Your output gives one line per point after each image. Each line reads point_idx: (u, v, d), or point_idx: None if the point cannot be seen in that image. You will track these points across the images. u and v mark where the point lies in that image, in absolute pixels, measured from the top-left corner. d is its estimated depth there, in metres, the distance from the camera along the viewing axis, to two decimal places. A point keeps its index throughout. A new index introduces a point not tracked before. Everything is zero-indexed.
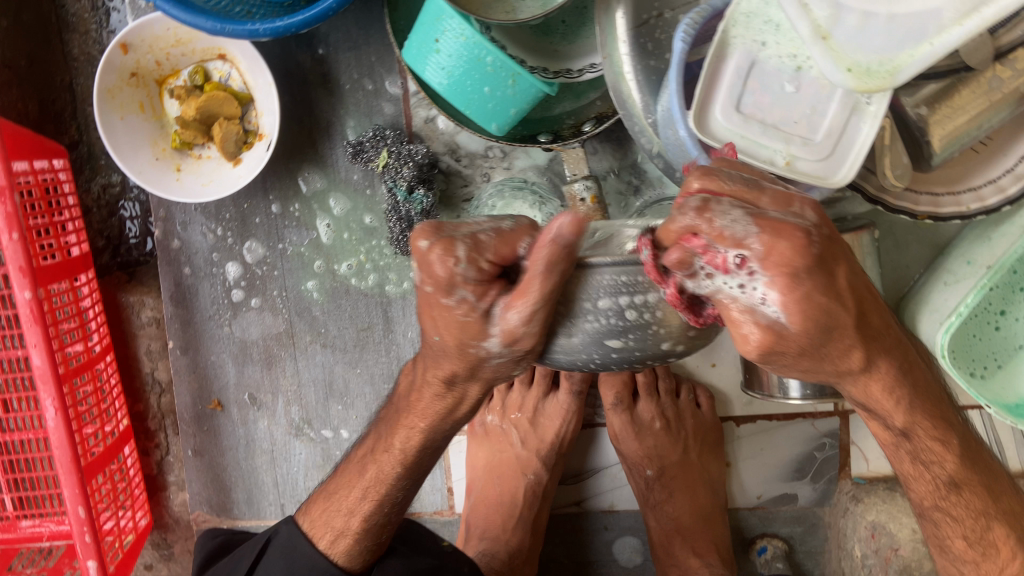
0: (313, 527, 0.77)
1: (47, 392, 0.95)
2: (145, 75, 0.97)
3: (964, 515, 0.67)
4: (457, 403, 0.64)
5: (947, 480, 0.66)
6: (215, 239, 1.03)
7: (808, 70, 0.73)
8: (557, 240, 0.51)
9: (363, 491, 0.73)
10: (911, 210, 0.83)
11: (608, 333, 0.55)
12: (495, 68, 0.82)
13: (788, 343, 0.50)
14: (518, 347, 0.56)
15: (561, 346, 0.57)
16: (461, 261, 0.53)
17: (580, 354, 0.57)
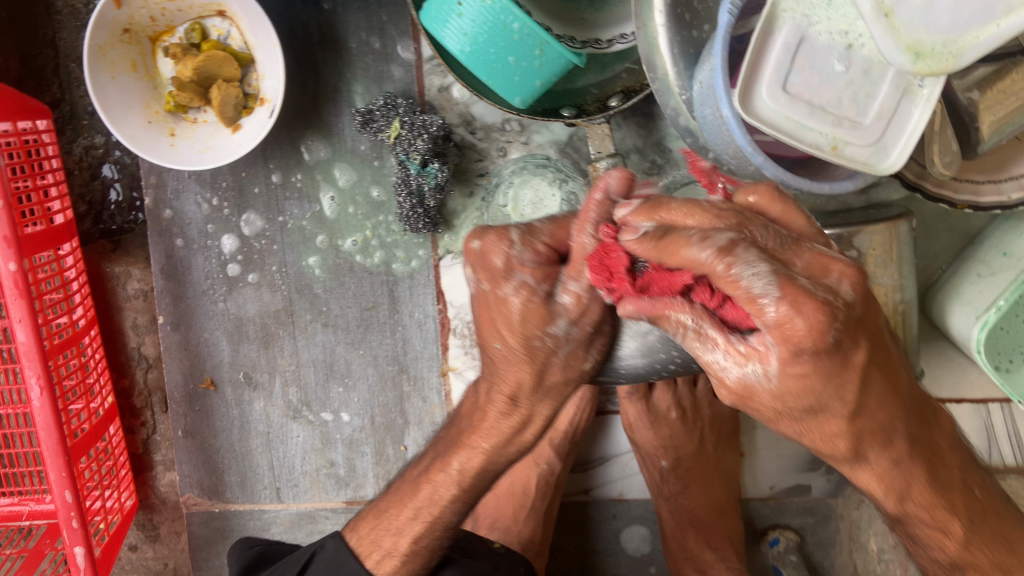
0: (361, 544, 0.73)
1: (31, 369, 0.89)
2: (138, 31, 0.90)
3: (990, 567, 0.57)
4: (526, 422, 0.61)
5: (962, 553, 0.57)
6: (209, 209, 0.97)
7: (860, 48, 0.66)
8: (607, 198, 0.53)
9: (415, 511, 0.69)
10: (950, 199, 0.80)
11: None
12: (521, 36, 0.77)
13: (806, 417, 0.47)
14: (584, 321, 0.55)
15: (638, 346, 0.56)
16: (517, 244, 0.55)
17: (659, 354, 0.55)
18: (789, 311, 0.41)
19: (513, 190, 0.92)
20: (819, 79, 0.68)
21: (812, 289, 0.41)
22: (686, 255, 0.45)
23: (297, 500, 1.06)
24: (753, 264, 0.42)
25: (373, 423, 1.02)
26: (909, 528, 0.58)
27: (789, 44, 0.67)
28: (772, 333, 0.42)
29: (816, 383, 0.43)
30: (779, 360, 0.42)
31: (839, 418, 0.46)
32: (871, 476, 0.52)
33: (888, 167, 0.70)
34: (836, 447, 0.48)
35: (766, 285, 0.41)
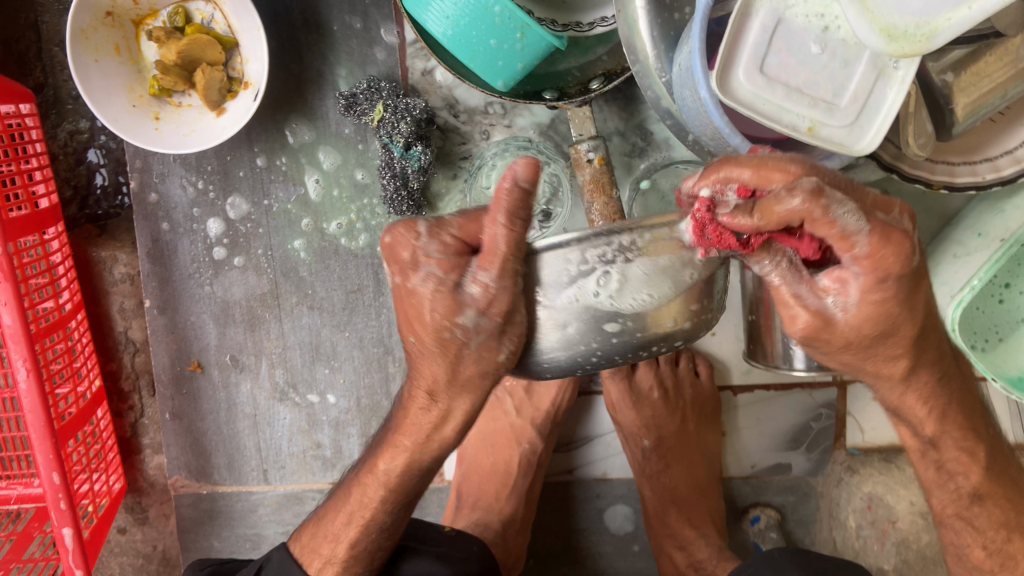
0: (302, 553, 0.76)
1: (17, 351, 0.90)
2: (121, 15, 0.90)
3: (987, 526, 0.65)
4: (443, 418, 0.63)
5: (969, 491, 0.65)
6: (195, 193, 0.98)
7: (836, 30, 0.68)
8: (516, 187, 0.51)
9: (349, 517, 0.72)
10: (927, 179, 0.81)
11: (607, 317, 0.54)
12: (503, 19, 0.77)
13: (834, 333, 0.54)
14: (495, 311, 0.54)
15: (557, 340, 0.56)
16: (424, 235, 0.54)
17: (577, 347, 0.56)
18: (871, 249, 0.48)
19: (496, 172, 0.91)
20: (796, 61, 0.69)
21: (892, 223, 0.49)
22: (784, 211, 0.47)
23: (284, 481, 1.07)
24: (846, 203, 0.47)
25: (359, 404, 1.03)
26: (940, 458, 0.64)
27: (766, 27, 0.67)
28: (862, 266, 0.50)
29: (894, 306, 0.52)
30: (860, 290, 0.51)
31: (903, 341, 0.55)
32: (917, 400, 0.61)
33: (864, 147, 0.71)
34: (896, 367, 0.58)
35: (859, 223, 0.47)
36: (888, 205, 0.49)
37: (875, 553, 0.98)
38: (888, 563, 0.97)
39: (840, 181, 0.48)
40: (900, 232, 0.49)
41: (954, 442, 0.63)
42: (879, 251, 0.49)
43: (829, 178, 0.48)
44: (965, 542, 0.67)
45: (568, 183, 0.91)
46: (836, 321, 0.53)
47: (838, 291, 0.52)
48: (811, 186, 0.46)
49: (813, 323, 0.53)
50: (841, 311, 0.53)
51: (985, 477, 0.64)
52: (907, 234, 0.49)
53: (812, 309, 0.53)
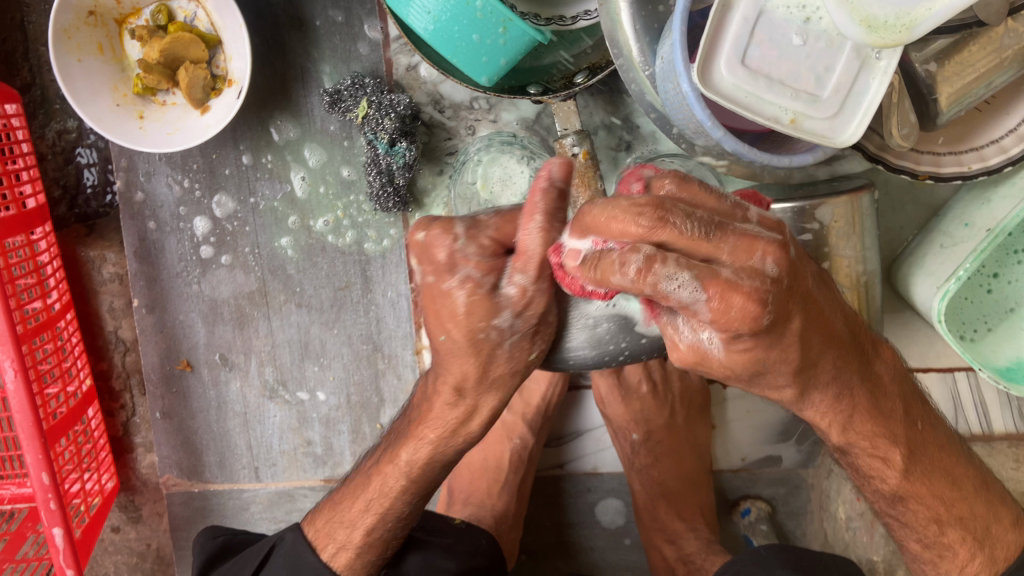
0: (318, 536, 0.75)
1: (5, 352, 0.90)
2: (103, 13, 0.90)
3: (916, 521, 0.65)
4: (470, 412, 0.63)
5: (891, 492, 0.64)
6: (181, 191, 0.97)
7: (818, 22, 0.67)
8: (551, 184, 0.52)
9: (368, 504, 0.72)
10: (912, 170, 0.81)
11: (644, 315, 0.56)
12: (485, 14, 0.77)
13: (714, 366, 0.50)
14: (529, 313, 0.56)
15: (588, 337, 0.58)
16: (461, 238, 0.55)
17: (609, 347, 0.58)
18: (718, 307, 0.44)
19: (483, 168, 0.89)
20: (777, 53, 0.68)
21: (739, 278, 0.44)
22: (620, 281, 0.44)
23: (275, 479, 1.07)
24: (676, 275, 0.43)
25: (349, 401, 1.03)
26: (853, 460, 0.64)
27: (747, 19, 0.67)
28: (717, 326, 0.45)
29: (762, 350, 0.48)
30: (723, 340, 0.47)
31: (785, 373, 0.51)
32: (817, 413, 0.58)
33: (848, 139, 0.70)
34: (785, 393, 0.54)
35: (691, 292, 0.43)
36: (749, 252, 0.44)
37: (864, 544, 0.94)
38: (878, 553, 0.91)
39: (695, 229, 0.43)
40: (750, 285, 0.44)
41: (869, 448, 0.62)
42: (724, 309, 0.44)
43: (684, 234, 0.43)
44: (902, 535, 0.67)
45: None
46: (711, 356, 0.49)
47: (706, 329, 0.47)
48: (650, 227, 0.43)
49: (692, 356, 0.50)
50: (718, 347, 0.48)
51: (905, 479, 0.63)
52: (762, 278, 0.44)
53: (688, 346, 0.49)
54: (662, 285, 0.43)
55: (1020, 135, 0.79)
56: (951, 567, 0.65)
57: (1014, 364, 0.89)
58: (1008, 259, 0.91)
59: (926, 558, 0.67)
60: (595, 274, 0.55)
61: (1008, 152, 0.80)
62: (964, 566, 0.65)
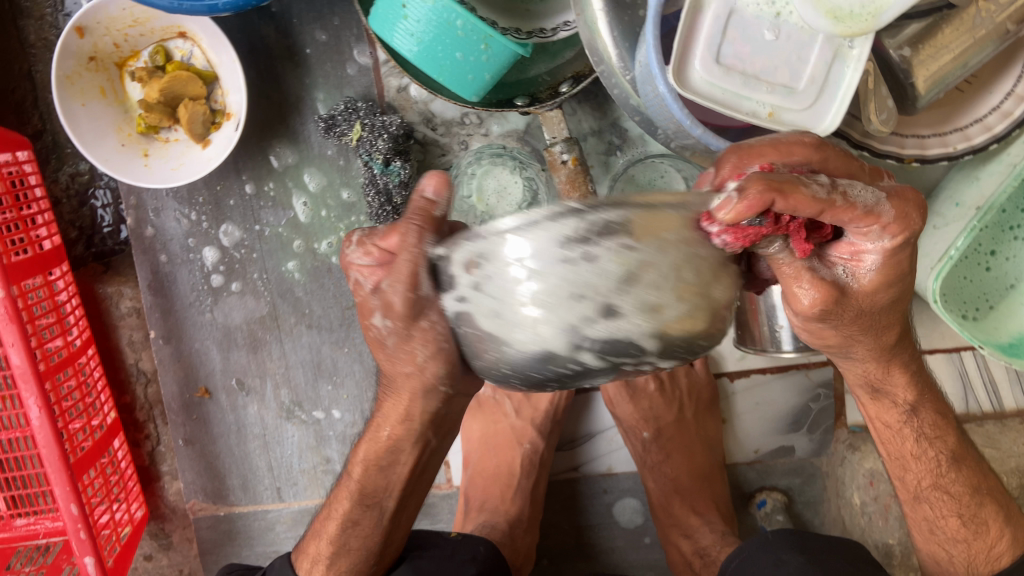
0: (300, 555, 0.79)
1: (29, 390, 0.94)
2: (104, 58, 0.94)
3: (961, 491, 0.69)
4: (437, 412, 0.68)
5: (948, 455, 0.70)
6: (189, 224, 1.01)
7: (789, 17, 0.68)
8: (423, 199, 0.55)
9: (329, 514, 0.76)
10: (897, 154, 0.80)
11: (564, 316, 0.44)
12: (466, 32, 0.80)
13: (847, 300, 0.59)
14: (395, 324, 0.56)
15: (479, 333, 0.48)
16: (355, 246, 0.60)
17: (492, 342, 0.48)
18: (895, 212, 0.52)
19: (476, 181, 0.93)
20: (752, 49, 0.69)
21: (900, 187, 0.54)
22: (799, 198, 0.48)
23: (298, 497, 1.10)
24: (857, 183, 0.51)
25: (364, 417, 1.06)
26: (918, 428, 0.70)
27: (719, 16, 0.68)
28: (891, 231, 0.53)
29: (903, 272, 0.57)
30: (884, 255, 0.55)
31: (897, 318, 0.63)
32: (900, 379, 0.68)
33: (826, 128, 0.72)
34: (890, 337, 0.64)
35: (876, 196, 0.51)
36: (881, 173, 0.57)
37: (880, 528, 0.94)
38: (894, 536, 0.92)
39: (840, 153, 0.55)
40: (915, 195, 0.53)
41: (929, 411, 0.70)
42: (900, 211, 0.53)
43: (837, 157, 0.55)
44: (938, 510, 0.70)
45: (546, 189, 0.93)
46: (849, 291, 0.58)
47: (873, 248, 0.55)
48: (819, 142, 0.55)
49: (829, 295, 0.57)
50: (853, 278, 0.58)
51: (959, 440, 0.70)
52: (915, 192, 0.54)
53: (820, 284, 0.57)
54: (853, 194, 0.51)
55: (1003, 112, 0.80)
56: (982, 547, 0.69)
57: (1016, 340, 0.90)
58: (1003, 236, 0.90)
59: (961, 536, 0.69)
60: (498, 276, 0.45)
61: (992, 130, 0.81)
62: (994, 547, 0.69)
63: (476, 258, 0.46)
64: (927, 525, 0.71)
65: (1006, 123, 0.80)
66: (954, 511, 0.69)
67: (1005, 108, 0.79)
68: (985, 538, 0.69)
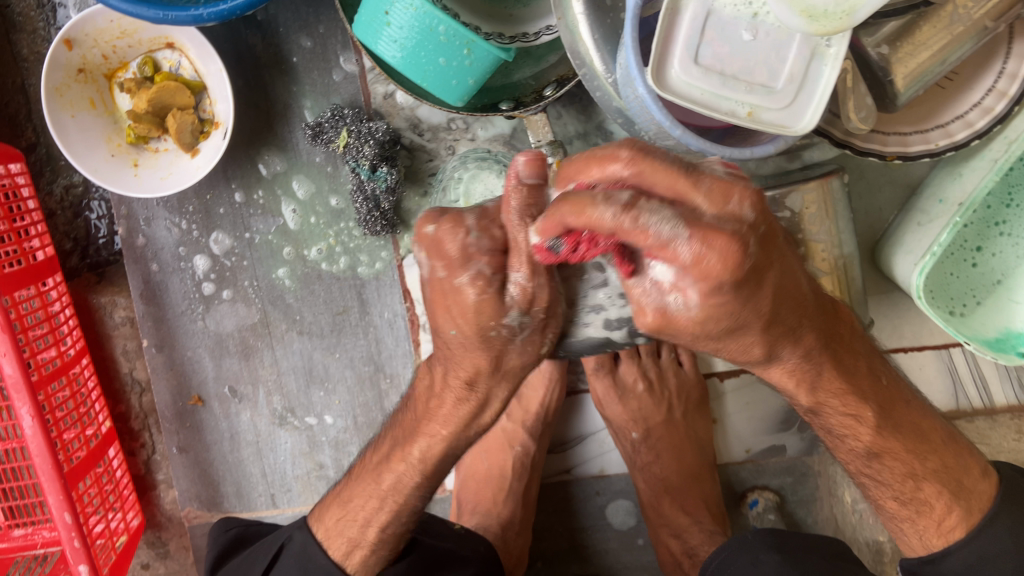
0: (327, 536, 0.76)
1: (21, 400, 0.94)
2: (92, 70, 0.95)
3: (892, 478, 0.70)
4: None
5: (865, 450, 0.68)
6: (180, 233, 1.01)
7: (765, 17, 0.69)
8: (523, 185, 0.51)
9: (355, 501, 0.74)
10: (880, 150, 0.81)
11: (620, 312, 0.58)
12: (448, 38, 0.80)
13: (679, 328, 0.50)
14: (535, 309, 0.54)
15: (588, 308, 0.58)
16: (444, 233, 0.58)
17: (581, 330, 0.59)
18: (695, 254, 0.43)
19: (464, 185, 0.91)
20: (729, 49, 0.69)
21: (720, 223, 0.44)
22: (592, 217, 0.44)
23: (292, 504, 1.10)
24: (658, 210, 0.43)
25: (355, 423, 1.06)
26: (826, 421, 0.66)
27: (697, 17, 0.69)
28: (695, 271, 0.44)
29: (735, 307, 0.48)
30: (698, 294, 0.46)
31: (756, 331, 0.52)
32: (784, 373, 0.60)
33: (806, 127, 0.71)
34: (755, 352, 0.55)
35: (673, 229, 0.43)
36: (726, 196, 0.45)
37: (870, 526, 0.94)
38: (883, 533, 0.92)
39: (672, 164, 0.45)
40: (728, 236, 0.44)
41: (838, 408, 0.64)
42: (704, 256, 0.44)
43: (660, 166, 0.45)
44: (880, 492, 0.72)
45: None
46: (676, 318, 0.49)
47: (678, 285, 0.46)
48: (632, 155, 0.46)
49: (659, 321, 0.49)
50: (683, 308, 0.48)
51: (877, 437, 0.67)
52: (735, 231, 0.44)
53: (655, 309, 0.49)
54: (644, 221, 0.43)
55: (985, 109, 0.80)
56: (929, 523, 0.71)
57: (1004, 335, 0.90)
58: (988, 231, 0.91)
59: (905, 514, 0.72)
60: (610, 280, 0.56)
61: (974, 126, 0.80)
62: (944, 521, 0.70)
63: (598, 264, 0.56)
64: (874, 501, 0.74)
65: (987, 120, 0.80)
66: (891, 494, 0.71)
67: (986, 104, 0.79)
68: (932, 515, 0.71)
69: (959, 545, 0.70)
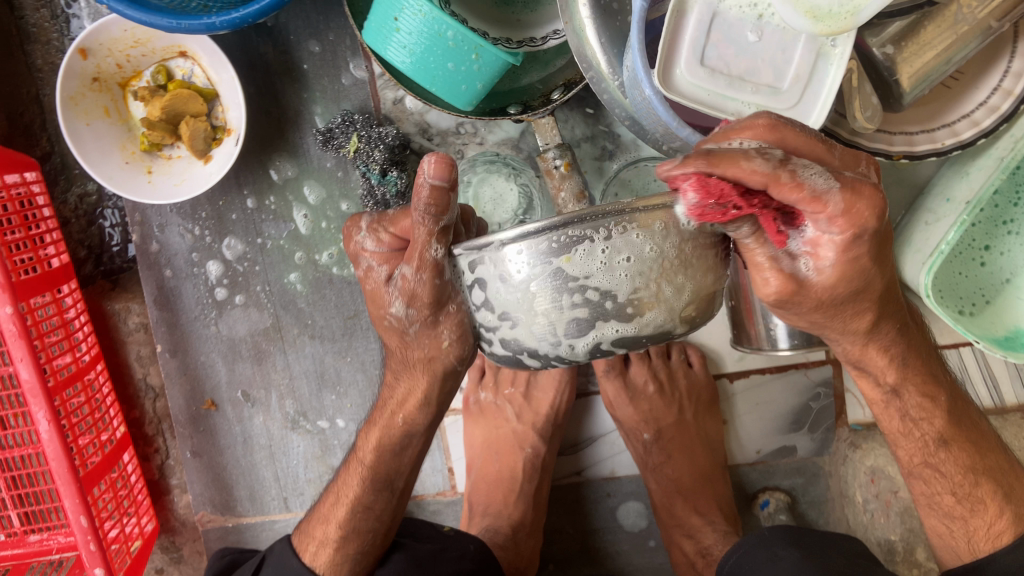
0: (303, 541, 0.80)
1: (37, 405, 0.95)
2: (107, 79, 0.96)
3: (953, 472, 0.70)
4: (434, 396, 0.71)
5: (935, 437, 0.69)
6: (193, 239, 1.03)
7: (771, 18, 0.69)
8: (433, 186, 0.53)
9: (338, 497, 0.78)
10: (886, 150, 0.80)
11: (547, 302, 0.51)
12: (457, 43, 0.81)
13: (809, 293, 0.53)
14: (420, 307, 0.61)
15: (507, 335, 0.55)
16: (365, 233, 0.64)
17: (520, 343, 0.55)
18: (844, 204, 0.46)
19: (472, 189, 0.93)
20: (735, 50, 0.70)
21: (860, 179, 0.48)
22: (746, 168, 0.44)
23: (304, 508, 1.11)
24: (812, 165, 0.45)
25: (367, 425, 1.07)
26: (902, 406, 0.68)
27: (702, 20, 0.69)
28: (839, 224, 0.48)
29: (866, 265, 0.51)
30: (837, 248, 0.49)
31: (870, 299, 0.56)
32: (878, 350, 0.63)
33: (812, 127, 0.71)
34: (863, 321, 0.59)
35: (828, 182, 0.46)
36: (854, 161, 0.50)
37: (882, 525, 0.95)
38: (895, 533, 0.94)
39: (807, 133, 0.49)
40: (869, 185, 0.48)
41: (913, 393, 0.67)
42: (852, 202, 0.47)
43: (798, 136, 0.49)
44: (935, 490, 0.71)
45: (540, 194, 0.94)
46: (810, 282, 0.52)
47: (818, 237, 0.49)
48: (769, 123, 0.48)
49: (786, 287, 0.52)
50: (815, 273, 0.52)
51: (947, 421, 0.69)
52: (877, 186, 0.48)
53: (785, 273, 0.51)
54: (802, 175, 0.45)
55: (991, 108, 0.80)
56: (981, 523, 0.69)
57: (1014, 333, 0.89)
58: (996, 230, 0.91)
59: (959, 512, 0.70)
60: (492, 290, 0.53)
61: (980, 125, 0.81)
62: (994, 523, 0.69)
63: (475, 262, 0.54)
64: (926, 500, 0.72)
65: (993, 118, 0.80)
66: (948, 489, 0.70)
67: (993, 103, 0.80)
68: (983, 516, 0.69)
69: (1010, 549, 0.68)
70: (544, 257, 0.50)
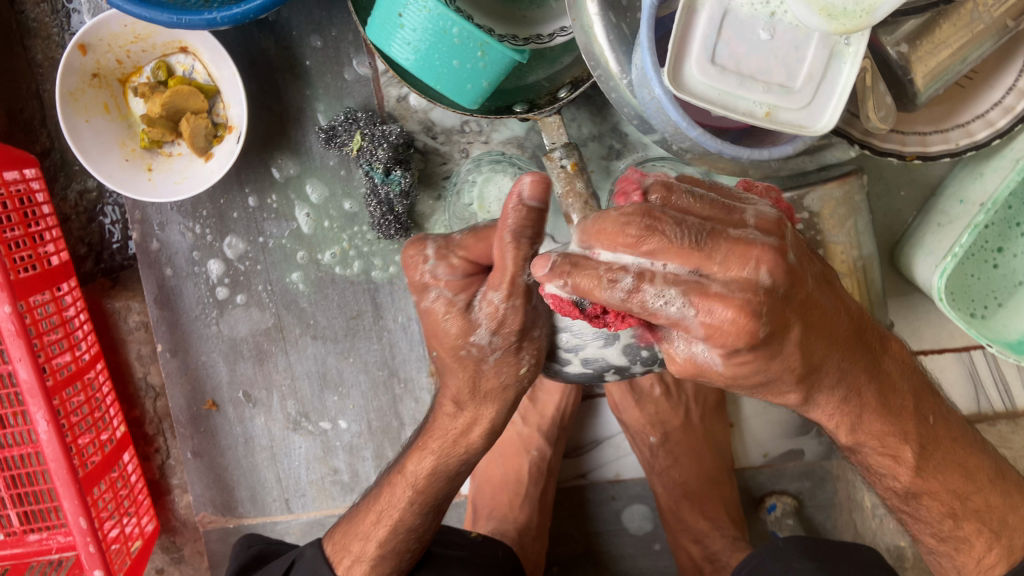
0: (333, 552, 0.79)
1: (36, 405, 0.94)
2: (107, 75, 0.95)
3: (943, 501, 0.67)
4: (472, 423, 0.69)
5: (904, 489, 0.67)
6: (194, 238, 1.01)
7: (783, 16, 0.67)
8: (524, 204, 0.55)
9: (381, 516, 0.75)
10: (900, 151, 0.79)
11: (654, 279, 0.48)
12: (462, 40, 0.80)
13: (714, 375, 0.51)
14: (506, 330, 0.62)
15: (655, 324, 0.49)
16: (432, 259, 0.62)
17: (680, 327, 0.50)
18: (721, 317, 0.46)
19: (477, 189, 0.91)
20: (746, 49, 0.68)
21: (731, 289, 0.46)
22: (609, 292, 0.47)
23: (306, 509, 1.10)
24: (665, 290, 0.46)
25: (370, 427, 1.06)
26: (864, 458, 0.66)
27: (713, 18, 0.67)
28: (717, 336, 0.47)
29: (763, 360, 0.50)
30: (721, 350, 0.48)
31: (791, 375, 0.53)
32: (830, 409, 0.60)
33: (823, 129, 0.70)
34: (791, 397, 0.57)
35: (680, 306, 0.46)
36: (745, 252, 0.46)
37: (891, 530, 0.93)
38: (904, 540, 0.92)
39: (688, 239, 0.46)
40: (741, 291, 0.46)
41: (876, 446, 0.65)
42: (719, 318, 0.47)
43: (676, 240, 0.46)
44: (947, 507, 0.69)
45: (546, 196, 0.94)
46: (713, 366, 0.50)
47: (707, 334, 0.47)
48: (646, 231, 0.46)
49: (689, 368, 0.51)
50: (713, 362, 0.50)
51: (915, 476, 0.66)
52: (753, 289, 0.46)
53: (687, 357, 0.50)
54: (653, 299, 0.46)
55: (1006, 107, 0.78)
56: (969, 558, 0.68)
57: None
58: (1009, 232, 0.89)
59: (946, 546, 0.70)
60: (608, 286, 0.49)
61: (995, 125, 0.79)
62: (984, 558, 0.68)
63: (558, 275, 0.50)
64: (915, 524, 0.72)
65: (1007, 118, 0.78)
66: (934, 521, 0.69)
67: (1009, 103, 0.78)
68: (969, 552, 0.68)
69: None
70: (638, 238, 0.48)
